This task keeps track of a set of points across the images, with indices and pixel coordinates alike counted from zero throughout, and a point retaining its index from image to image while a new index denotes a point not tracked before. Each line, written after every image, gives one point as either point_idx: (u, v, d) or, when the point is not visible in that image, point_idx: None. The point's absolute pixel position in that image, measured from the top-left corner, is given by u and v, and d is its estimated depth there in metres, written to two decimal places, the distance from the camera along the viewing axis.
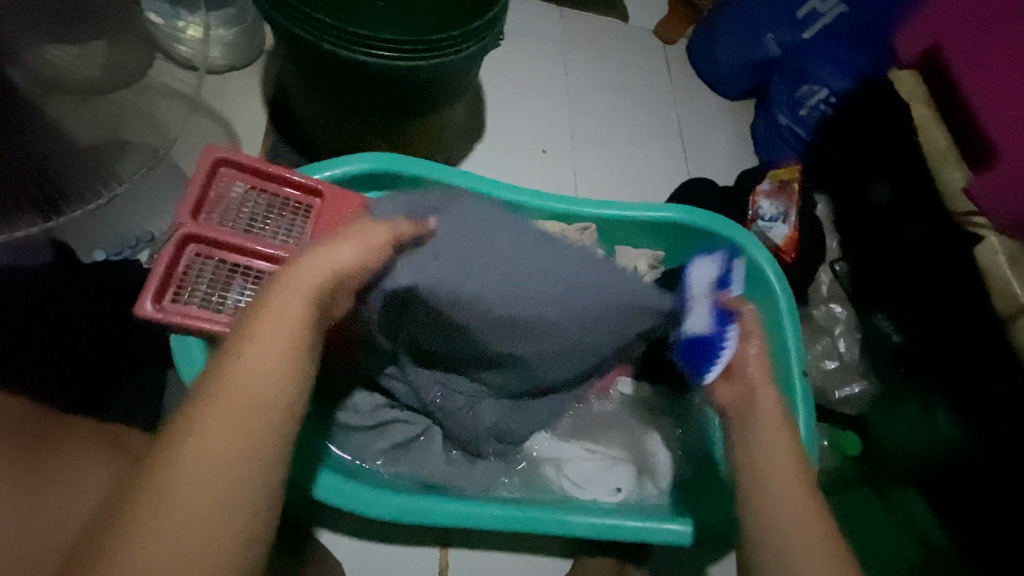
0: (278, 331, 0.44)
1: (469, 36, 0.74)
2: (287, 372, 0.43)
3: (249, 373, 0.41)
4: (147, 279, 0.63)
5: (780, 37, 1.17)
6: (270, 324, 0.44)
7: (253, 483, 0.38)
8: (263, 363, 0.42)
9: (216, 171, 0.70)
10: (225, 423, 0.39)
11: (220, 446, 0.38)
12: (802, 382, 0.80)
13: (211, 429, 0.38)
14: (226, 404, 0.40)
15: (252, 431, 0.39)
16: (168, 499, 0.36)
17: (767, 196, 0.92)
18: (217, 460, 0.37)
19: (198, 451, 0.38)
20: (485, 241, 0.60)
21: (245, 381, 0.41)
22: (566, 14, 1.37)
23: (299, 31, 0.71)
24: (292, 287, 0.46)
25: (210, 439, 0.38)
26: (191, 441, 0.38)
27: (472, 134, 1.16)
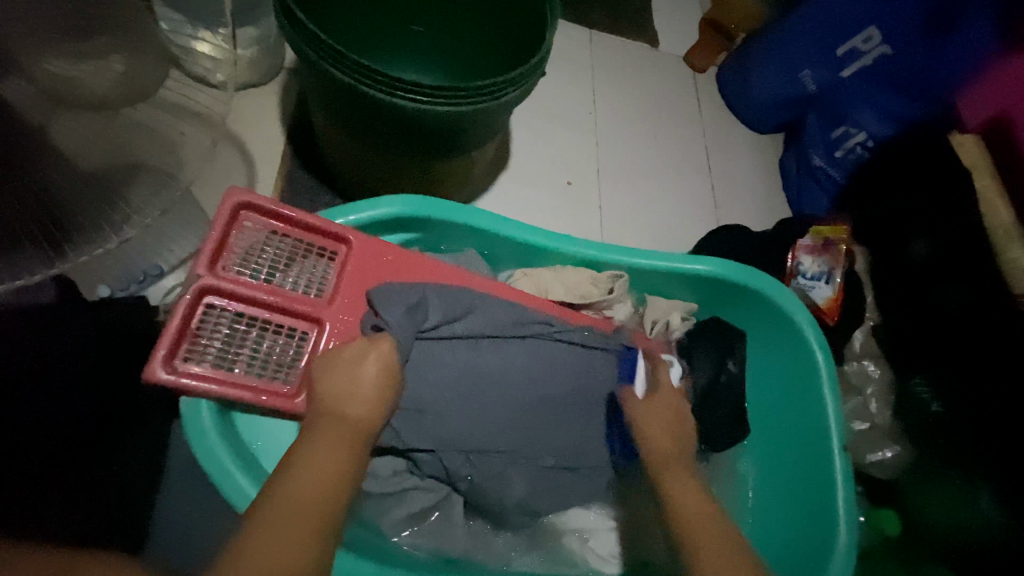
0: (334, 445, 0.53)
1: (514, 81, 0.71)
2: (348, 463, 0.53)
3: (318, 460, 0.51)
4: (159, 337, 0.58)
5: (818, 75, 1.12)
6: (336, 424, 0.55)
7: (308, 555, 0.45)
8: (324, 455, 0.52)
9: (237, 216, 0.66)
10: (297, 499, 0.47)
11: (286, 528, 0.45)
12: (842, 455, 0.76)
13: (289, 495, 0.48)
14: (292, 485, 0.49)
15: (313, 513, 0.47)
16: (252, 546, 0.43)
17: (809, 253, 0.91)
18: (284, 533, 0.45)
19: (267, 523, 0.45)
20: (487, 328, 0.70)
21: (306, 466, 0.50)
22: (595, 38, 1.33)
23: (332, 70, 0.67)
24: (343, 402, 0.57)
25: (287, 504, 0.47)
26: (262, 518, 0.46)
27: (498, 165, 1.12)
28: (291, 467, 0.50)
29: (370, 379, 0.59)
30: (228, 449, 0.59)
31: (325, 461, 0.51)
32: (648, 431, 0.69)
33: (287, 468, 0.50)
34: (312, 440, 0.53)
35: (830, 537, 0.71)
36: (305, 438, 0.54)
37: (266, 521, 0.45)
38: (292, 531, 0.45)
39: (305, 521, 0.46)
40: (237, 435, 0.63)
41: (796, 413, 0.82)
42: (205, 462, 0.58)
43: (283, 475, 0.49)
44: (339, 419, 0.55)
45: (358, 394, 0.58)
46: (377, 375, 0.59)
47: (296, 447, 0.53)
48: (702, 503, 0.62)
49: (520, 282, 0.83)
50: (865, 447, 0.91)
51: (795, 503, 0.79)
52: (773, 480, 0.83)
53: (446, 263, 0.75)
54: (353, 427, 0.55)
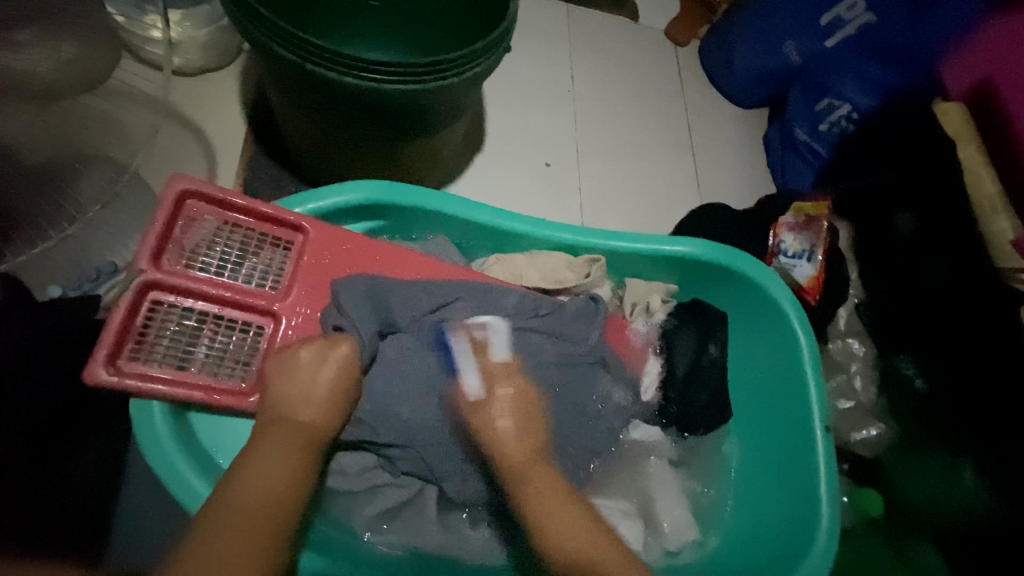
0: (287, 454, 0.51)
1: (474, 55, 0.67)
2: (302, 474, 0.50)
3: (267, 472, 0.49)
4: (100, 337, 0.56)
5: (801, 45, 1.08)
6: (286, 432, 0.52)
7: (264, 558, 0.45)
8: (275, 465, 0.49)
9: (183, 205, 0.62)
10: (248, 513, 0.46)
11: (237, 546, 0.44)
12: (824, 435, 0.74)
13: (234, 513, 0.45)
14: (240, 500, 0.46)
15: (264, 526, 0.46)
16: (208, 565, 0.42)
17: (791, 230, 0.88)
18: (233, 558, 0.43)
19: (216, 543, 0.43)
20: (458, 314, 0.69)
21: (257, 480, 0.48)
22: (572, 13, 1.28)
23: (278, 49, 0.63)
24: (299, 407, 0.54)
25: (234, 517, 0.45)
26: (208, 542, 0.43)
27: (472, 147, 1.08)
28: (238, 480, 0.48)
29: (328, 383, 0.56)
30: (177, 450, 0.57)
31: (276, 474, 0.49)
32: (500, 435, 0.60)
33: (238, 477, 0.48)
34: (260, 451, 0.50)
35: (813, 521, 0.70)
36: (255, 444, 0.51)
37: (212, 540, 0.44)
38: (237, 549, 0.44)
39: (248, 539, 0.44)
40: (190, 435, 0.61)
41: (778, 397, 0.80)
42: (153, 466, 0.56)
43: (229, 487, 0.47)
44: (288, 427, 0.53)
45: (312, 400, 0.55)
46: (334, 379, 0.56)
47: (242, 458, 0.50)
48: (568, 508, 0.56)
49: (492, 269, 0.80)
50: (848, 426, 0.90)
51: (778, 486, 0.77)
52: (754, 463, 0.81)
53: (416, 252, 0.73)
54: (304, 435, 0.53)
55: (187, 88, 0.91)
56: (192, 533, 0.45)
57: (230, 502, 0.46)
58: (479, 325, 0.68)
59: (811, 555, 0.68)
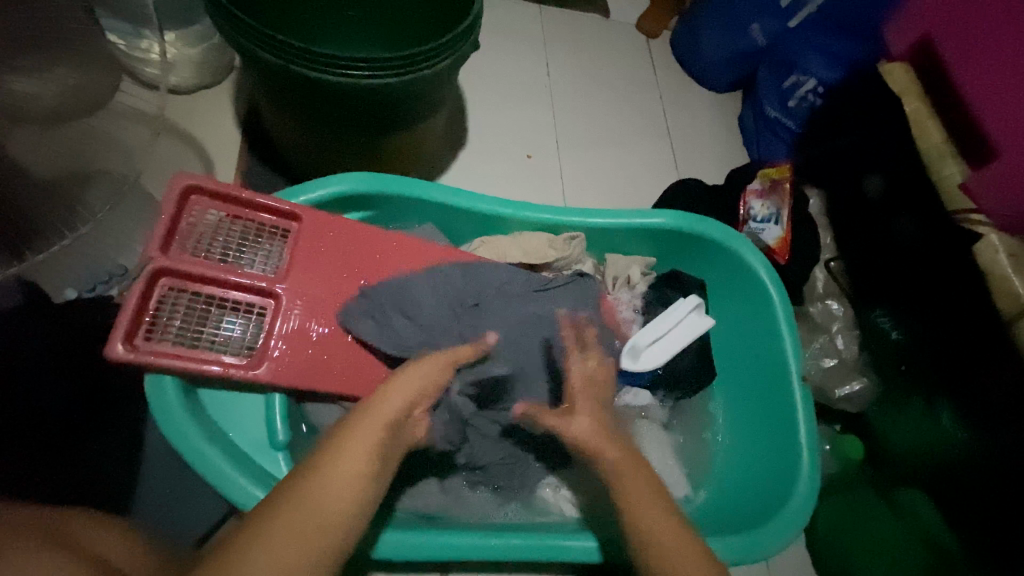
0: (375, 439, 0.47)
1: (443, 48, 0.72)
2: (381, 466, 0.47)
3: (357, 457, 0.45)
4: (117, 319, 0.61)
5: (765, 27, 1.13)
6: (377, 418, 0.49)
7: (333, 543, 0.40)
8: (367, 447, 0.46)
9: (187, 200, 0.68)
10: (330, 499, 0.41)
11: (308, 533, 0.39)
12: (800, 385, 0.78)
13: (319, 497, 0.41)
14: (321, 475, 0.43)
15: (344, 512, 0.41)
16: (274, 538, 0.38)
17: (758, 196, 0.94)
18: (297, 543, 0.38)
19: (293, 523, 0.39)
20: (446, 291, 0.73)
21: (345, 461, 0.44)
22: (545, 13, 1.34)
23: (263, 54, 0.68)
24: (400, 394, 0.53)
25: (312, 504, 0.41)
26: (277, 519, 0.39)
27: (455, 143, 1.13)
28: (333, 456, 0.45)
29: (422, 377, 0.57)
30: (191, 422, 0.61)
31: (362, 456, 0.45)
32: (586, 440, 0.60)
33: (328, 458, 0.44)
34: (352, 425, 0.48)
35: (796, 466, 0.73)
36: (350, 424, 0.48)
37: (285, 521, 0.39)
38: (309, 535, 0.39)
39: (327, 524, 0.40)
40: (204, 411, 0.65)
41: (759, 356, 0.84)
42: (170, 437, 0.60)
43: (310, 470, 0.44)
44: (382, 413, 0.50)
45: (415, 388, 0.55)
46: (428, 372, 0.58)
47: (332, 442, 0.47)
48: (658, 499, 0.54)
49: (479, 250, 0.84)
50: (833, 383, 0.91)
51: (762, 439, 0.81)
52: (740, 420, 0.85)
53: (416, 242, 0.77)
54: (390, 421, 0.50)
55: (183, 105, 0.97)
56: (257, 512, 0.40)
57: (313, 482, 0.42)
58: (508, 321, 0.73)
59: (794, 499, 0.71)
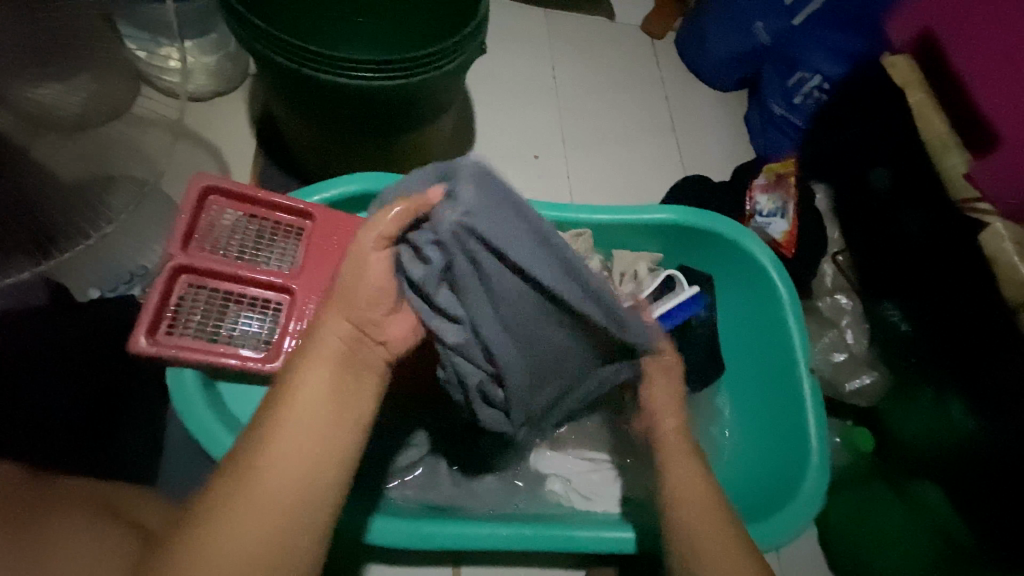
0: (330, 378, 0.45)
1: (451, 49, 0.73)
2: (340, 407, 0.44)
3: (304, 430, 0.42)
4: (140, 315, 0.63)
5: (769, 26, 1.14)
6: (323, 347, 0.46)
7: (299, 510, 0.39)
8: (317, 400, 0.43)
9: (205, 199, 0.70)
10: (290, 466, 0.40)
11: (269, 505, 0.38)
12: (809, 377, 0.78)
13: (276, 461, 0.40)
14: (273, 444, 0.40)
15: (310, 474, 0.40)
16: (234, 520, 0.37)
17: (764, 190, 0.95)
18: (260, 521, 0.38)
19: (248, 496, 0.38)
20: None
21: (294, 419, 0.42)
22: (550, 16, 1.36)
23: (277, 58, 0.71)
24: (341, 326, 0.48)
25: (266, 471, 0.39)
26: (231, 504, 0.38)
27: (463, 144, 1.15)
28: (281, 408, 0.42)
29: (375, 270, 0.48)
30: (211, 414, 0.63)
31: (310, 405, 0.43)
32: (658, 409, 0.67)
33: (274, 417, 0.42)
34: (298, 370, 0.45)
35: (805, 457, 0.74)
36: (294, 374, 0.45)
37: (240, 501, 0.38)
38: (274, 500, 0.38)
39: (285, 484, 0.39)
40: (223, 405, 0.68)
41: (768, 349, 0.84)
42: (191, 429, 0.62)
43: (256, 432, 0.41)
44: (319, 364, 0.45)
45: (362, 280, 0.48)
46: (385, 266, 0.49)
47: (282, 387, 0.44)
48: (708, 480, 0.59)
49: None
50: (843, 376, 0.92)
51: (772, 430, 0.81)
52: (750, 412, 0.85)
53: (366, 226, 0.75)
54: (334, 347, 0.46)
55: (199, 111, 1.00)
56: (214, 488, 0.39)
57: (261, 442, 0.40)
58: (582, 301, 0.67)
59: (804, 489, 0.71)
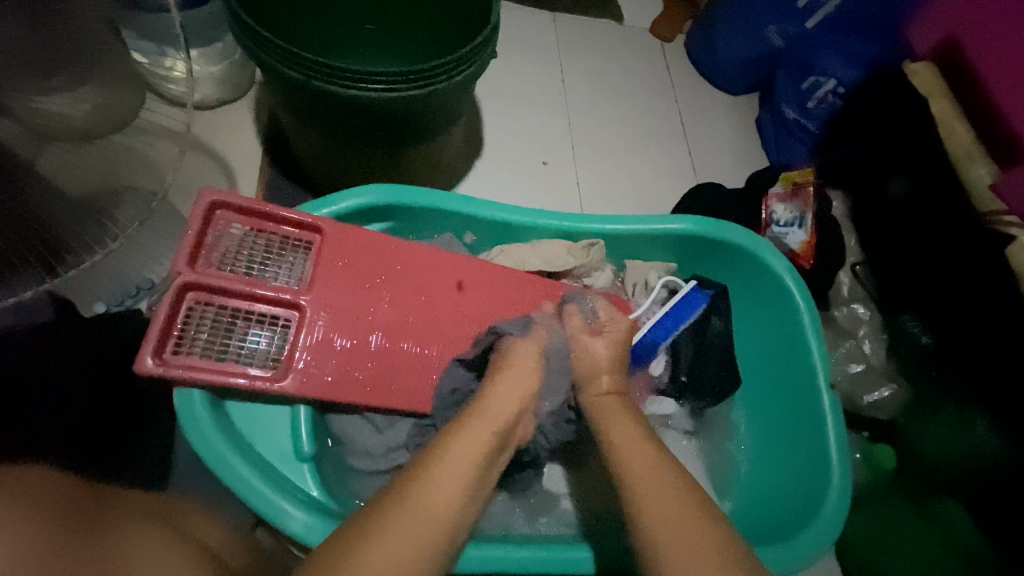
0: (475, 442, 0.53)
1: (462, 60, 0.72)
2: (474, 477, 0.51)
3: (450, 478, 0.49)
4: (146, 334, 0.62)
5: (782, 29, 1.11)
6: (486, 419, 0.57)
7: (429, 537, 0.44)
8: (461, 459, 0.51)
9: (212, 214, 0.69)
10: (432, 509, 0.46)
11: (414, 527, 0.44)
12: (829, 392, 0.76)
13: (431, 498, 0.47)
14: (429, 487, 0.47)
15: (441, 518, 0.46)
16: (386, 539, 0.43)
17: (780, 200, 0.93)
18: (400, 547, 0.42)
19: (394, 517, 0.44)
20: None
21: (444, 471, 0.49)
22: (559, 20, 1.34)
23: (284, 69, 0.69)
24: (508, 405, 0.60)
25: (427, 510, 0.46)
26: (372, 526, 0.43)
27: (473, 152, 1.14)
28: (435, 461, 0.50)
29: (523, 386, 0.62)
30: (219, 433, 0.61)
31: (458, 466, 0.50)
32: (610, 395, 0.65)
33: (432, 472, 0.49)
34: (453, 435, 0.54)
35: (828, 476, 0.72)
36: (455, 440, 0.53)
37: (394, 522, 0.44)
38: (418, 536, 0.44)
39: (432, 527, 0.45)
40: (231, 424, 0.66)
41: (786, 363, 0.83)
42: (199, 450, 0.60)
43: (413, 480, 0.48)
44: (477, 430, 0.55)
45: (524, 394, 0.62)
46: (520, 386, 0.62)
47: (435, 448, 0.52)
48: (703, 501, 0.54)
49: (499, 259, 0.84)
50: (861, 389, 0.90)
51: (791, 444, 0.79)
52: (767, 426, 0.84)
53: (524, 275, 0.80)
54: (499, 420, 0.57)
55: (206, 121, 0.99)
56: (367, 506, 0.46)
57: (418, 487, 0.47)
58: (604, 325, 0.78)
59: (825, 509, 0.69)
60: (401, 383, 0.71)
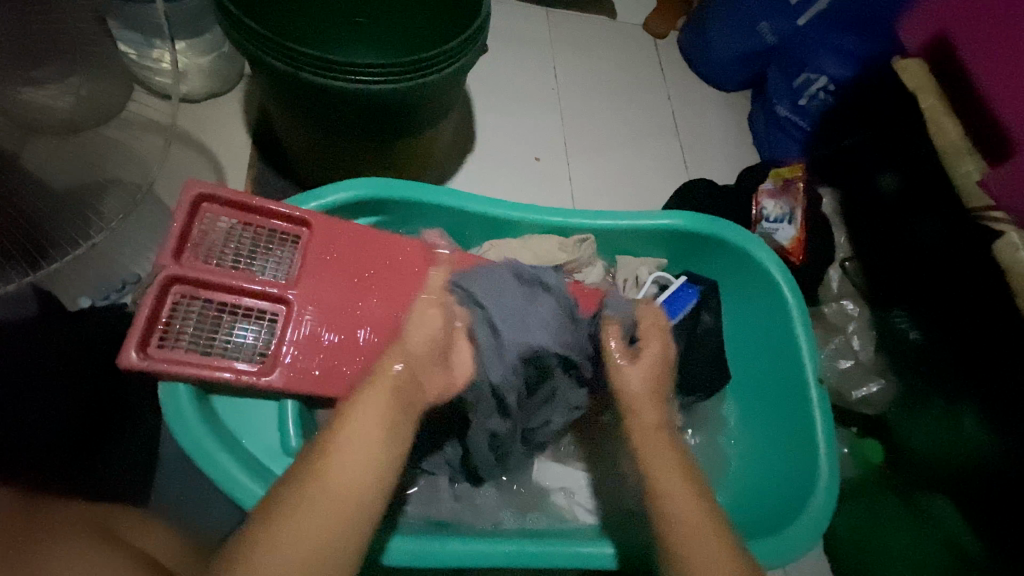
0: (375, 412, 0.55)
1: (452, 52, 0.71)
2: (379, 450, 0.52)
3: (354, 454, 0.51)
4: (131, 328, 0.61)
5: (775, 26, 1.12)
6: (374, 391, 0.57)
7: (342, 516, 0.47)
8: (364, 435, 0.53)
9: (199, 207, 0.68)
10: (336, 490, 0.48)
11: (315, 508, 0.46)
12: (818, 387, 0.76)
13: (331, 480, 0.48)
14: (329, 467, 0.49)
15: (344, 499, 0.48)
16: (290, 518, 0.45)
17: (771, 196, 0.94)
18: (307, 528, 0.45)
19: (299, 505, 0.46)
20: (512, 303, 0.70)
21: (344, 451, 0.51)
22: (551, 15, 1.34)
23: (272, 61, 0.69)
24: (386, 378, 0.58)
25: (330, 488, 0.48)
26: (285, 514, 0.46)
27: (465, 147, 1.14)
28: (337, 439, 0.52)
29: (438, 328, 0.64)
30: (204, 427, 0.61)
31: (363, 442, 0.52)
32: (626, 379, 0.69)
33: (333, 446, 0.51)
34: (353, 407, 0.55)
35: (815, 471, 0.72)
36: (359, 413, 0.54)
37: (298, 512, 0.46)
38: (327, 517, 0.46)
39: (340, 509, 0.47)
40: (218, 419, 0.66)
41: (776, 358, 0.83)
42: (183, 444, 0.60)
43: (311, 459, 0.50)
44: (376, 397, 0.57)
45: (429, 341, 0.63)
46: (427, 330, 0.63)
47: (337, 422, 0.54)
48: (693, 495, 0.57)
49: (489, 255, 0.83)
50: (850, 384, 0.91)
51: (780, 439, 0.80)
52: (756, 421, 0.84)
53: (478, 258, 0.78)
54: (400, 387, 0.58)
55: (194, 114, 0.98)
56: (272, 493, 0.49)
57: (318, 466, 0.49)
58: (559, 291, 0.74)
59: (812, 504, 0.69)
60: None
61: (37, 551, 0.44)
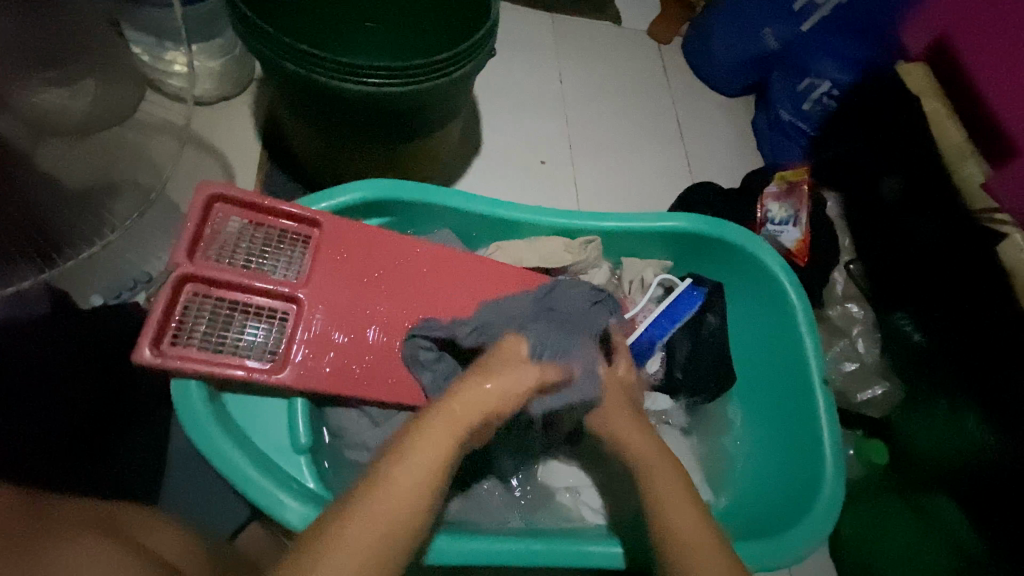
0: (438, 439, 0.50)
1: (461, 55, 0.72)
2: (438, 476, 0.48)
3: (412, 475, 0.47)
4: (145, 325, 0.62)
5: (778, 31, 1.12)
6: (443, 415, 0.52)
7: (396, 540, 0.43)
8: (424, 455, 0.48)
9: (211, 207, 0.69)
10: (395, 508, 0.44)
11: (375, 529, 0.43)
12: (823, 388, 0.77)
13: (389, 500, 0.44)
14: (389, 483, 0.45)
15: (398, 517, 0.44)
16: (339, 543, 0.42)
17: (775, 199, 0.94)
18: (360, 551, 0.42)
19: (353, 523, 0.43)
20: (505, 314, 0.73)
21: (404, 469, 0.47)
22: (557, 20, 1.35)
23: (284, 63, 0.70)
24: (481, 392, 0.55)
25: (389, 508, 0.44)
26: (337, 531, 0.42)
27: (471, 150, 1.15)
28: (400, 458, 0.48)
29: (529, 377, 0.59)
30: (215, 424, 0.62)
31: (425, 465, 0.48)
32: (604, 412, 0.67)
33: (395, 464, 0.47)
34: (419, 425, 0.51)
35: (819, 472, 0.72)
36: (425, 427, 0.50)
37: (359, 521, 0.43)
38: (378, 536, 0.43)
39: (393, 529, 0.44)
40: (229, 416, 0.66)
41: (780, 360, 0.83)
42: (196, 441, 0.60)
43: (370, 476, 0.46)
44: (448, 420, 0.52)
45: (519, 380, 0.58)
46: (520, 374, 0.58)
47: (399, 442, 0.50)
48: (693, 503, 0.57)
49: (496, 256, 0.85)
50: (854, 387, 0.91)
51: (786, 441, 0.80)
52: (761, 423, 0.85)
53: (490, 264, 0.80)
54: (480, 408, 0.54)
55: (205, 116, 0.99)
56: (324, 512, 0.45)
57: (378, 483, 0.45)
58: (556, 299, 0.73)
59: (818, 504, 0.69)
60: (397, 376, 0.71)
61: (44, 549, 0.40)
